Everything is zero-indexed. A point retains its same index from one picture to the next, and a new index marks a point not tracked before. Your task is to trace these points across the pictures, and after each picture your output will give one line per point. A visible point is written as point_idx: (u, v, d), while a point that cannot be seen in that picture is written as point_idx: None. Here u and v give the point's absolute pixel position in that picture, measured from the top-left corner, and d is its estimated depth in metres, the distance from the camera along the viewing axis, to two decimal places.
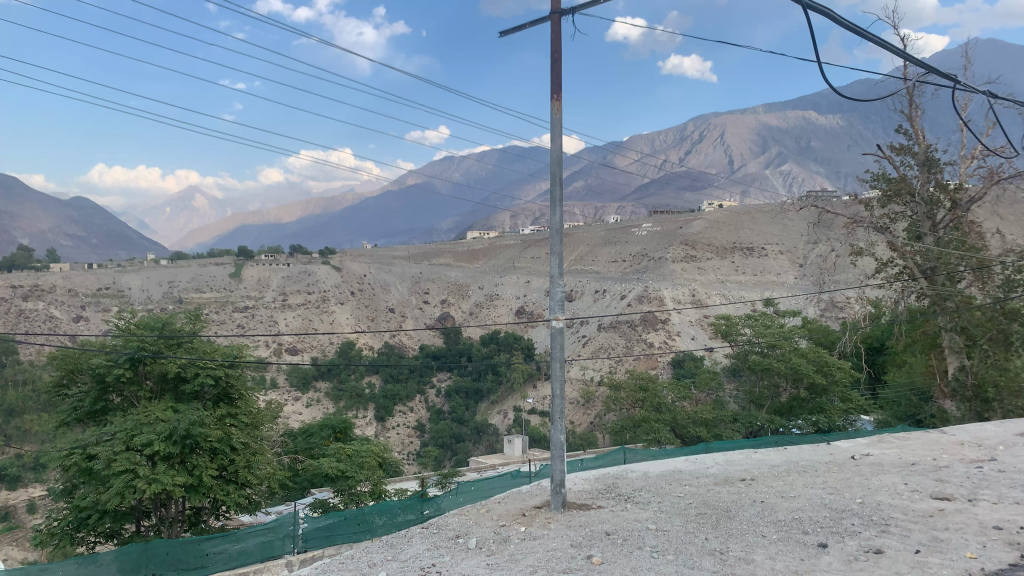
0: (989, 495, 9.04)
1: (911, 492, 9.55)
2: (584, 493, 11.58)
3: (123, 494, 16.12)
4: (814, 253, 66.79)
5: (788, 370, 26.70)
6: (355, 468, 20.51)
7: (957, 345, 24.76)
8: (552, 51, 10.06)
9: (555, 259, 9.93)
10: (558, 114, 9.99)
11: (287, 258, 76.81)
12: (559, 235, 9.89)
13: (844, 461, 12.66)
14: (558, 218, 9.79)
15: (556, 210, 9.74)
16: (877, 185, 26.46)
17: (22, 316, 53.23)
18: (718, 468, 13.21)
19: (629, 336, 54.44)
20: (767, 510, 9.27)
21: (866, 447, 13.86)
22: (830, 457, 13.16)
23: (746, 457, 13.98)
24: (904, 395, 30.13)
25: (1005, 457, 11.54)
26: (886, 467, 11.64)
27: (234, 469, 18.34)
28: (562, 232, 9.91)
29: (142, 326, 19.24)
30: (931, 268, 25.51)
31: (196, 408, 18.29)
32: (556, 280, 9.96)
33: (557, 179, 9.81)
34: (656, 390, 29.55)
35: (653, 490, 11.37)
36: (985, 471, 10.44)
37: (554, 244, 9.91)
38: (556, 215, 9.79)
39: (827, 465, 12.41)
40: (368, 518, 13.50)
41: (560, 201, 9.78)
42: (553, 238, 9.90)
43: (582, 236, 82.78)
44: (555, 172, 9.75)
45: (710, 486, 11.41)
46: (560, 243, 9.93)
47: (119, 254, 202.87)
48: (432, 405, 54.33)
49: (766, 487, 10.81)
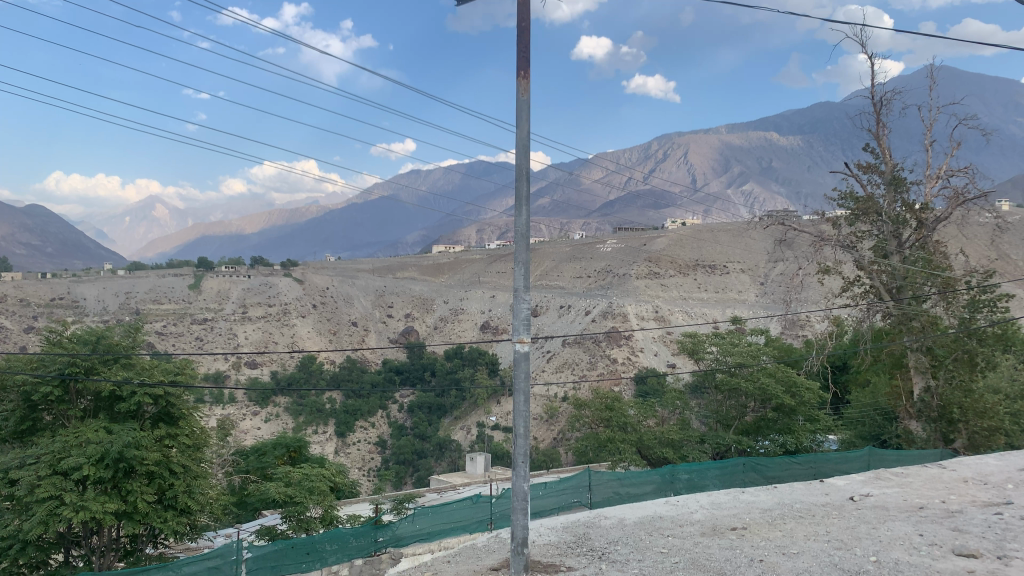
0: (1019, 551, 8.29)
1: (929, 546, 8.78)
2: (551, 548, 10.66)
3: (47, 522, 14.81)
4: (776, 272, 67.00)
5: (756, 391, 26.06)
6: (305, 492, 19.11)
7: (923, 365, 24.26)
8: (520, 22, 9.01)
9: (520, 269, 8.68)
10: (525, 95, 8.59)
11: (247, 269, 75.02)
12: (524, 239, 8.59)
13: (842, 503, 11.92)
14: (523, 221, 8.52)
15: (523, 210, 8.44)
16: (845, 204, 26.01)
17: None
18: (703, 513, 12.35)
19: (594, 352, 53.65)
20: (769, 573, 8.36)
21: (861, 485, 13.17)
22: (826, 498, 12.40)
23: (733, 500, 13.21)
24: (868, 415, 29.81)
25: (1021, 500, 10.84)
26: (889, 512, 10.89)
27: (174, 494, 17.05)
28: (528, 236, 8.70)
29: (76, 338, 17.76)
30: (896, 287, 25.08)
31: (132, 428, 16.88)
32: (522, 294, 8.77)
33: (523, 170, 8.42)
34: (622, 409, 28.65)
35: (631, 543, 10.49)
36: (1005, 519, 9.71)
37: (519, 252, 8.65)
38: (521, 217, 8.53)
39: (823, 509, 11.63)
40: (319, 546, 12.74)
41: (527, 200, 8.50)
42: (516, 242, 8.58)
43: (547, 251, 82.24)
44: (521, 163, 8.39)
45: (696, 538, 10.54)
46: (527, 250, 8.63)
47: (73, 264, 197.87)
48: (394, 420, 52.94)
49: (762, 540, 9.94)
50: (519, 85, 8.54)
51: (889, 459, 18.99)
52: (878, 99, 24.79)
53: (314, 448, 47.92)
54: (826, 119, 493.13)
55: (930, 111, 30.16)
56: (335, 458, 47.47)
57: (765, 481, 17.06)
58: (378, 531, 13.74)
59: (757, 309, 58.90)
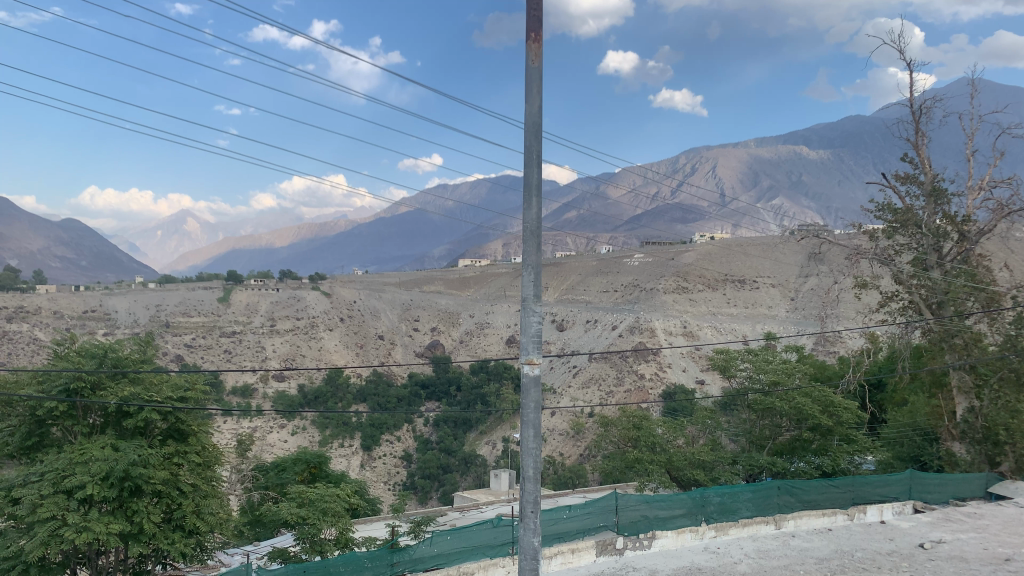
0: None
1: None
2: None
3: (47, 544, 14.05)
4: (807, 288, 65.58)
5: (791, 410, 24.87)
6: (318, 514, 18.18)
7: (966, 384, 23.10)
8: None
9: (528, 275, 6.32)
10: None
11: (276, 282, 75.00)
12: (533, 236, 6.29)
13: (912, 552, 12.11)
14: (532, 214, 6.27)
15: (531, 200, 6.23)
16: (882, 216, 24.79)
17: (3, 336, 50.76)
18: (749, 563, 11.94)
19: (621, 367, 52.54)
20: None
21: (930, 529, 13.41)
22: (891, 545, 12.53)
23: (783, 546, 12.85)
24: (907, 435, 28.21)
25: None
26: (969, 565, 11.23)
27: (181, 514, 16.25)
28: (539, 232, 6.31)
29: (83, 351, 17.11)
30: (936, 303, 23.90)
31: (138, 446, 16.13)
32: (530, 305, 6.29)
33: (532, 152, 6.26)
34: (650, 428, 27.68)
35: None
36: None
37: (523, 254, 6.34)
38: (529, 209, 6.28)
39: (891, 558, 11.81)
40: (332, 569, 12.01)
41: (537, 191, 6.27)
42: (522, 241, 6.28)
43: (574, 265, 81.10)
44: (530, 142, 6.28)
45: None
46: (536, 250, 6.32)
47: (105, 277, 200.79)
48: (419, 435, 52.16)
49: None
50: (526, 49, 6.22)
51: (931, 484, 17.93)
52: (918, 108, 23.75)
53: (339, 463, 47.46)
54: (856, 132, 487.51)
55: (973, 120, 28.79)
56: (360, 473, 46.92)
57: (801, 505, 16.03)
58: (394, 555, 12.85)
59: (789, 326, 57.45)
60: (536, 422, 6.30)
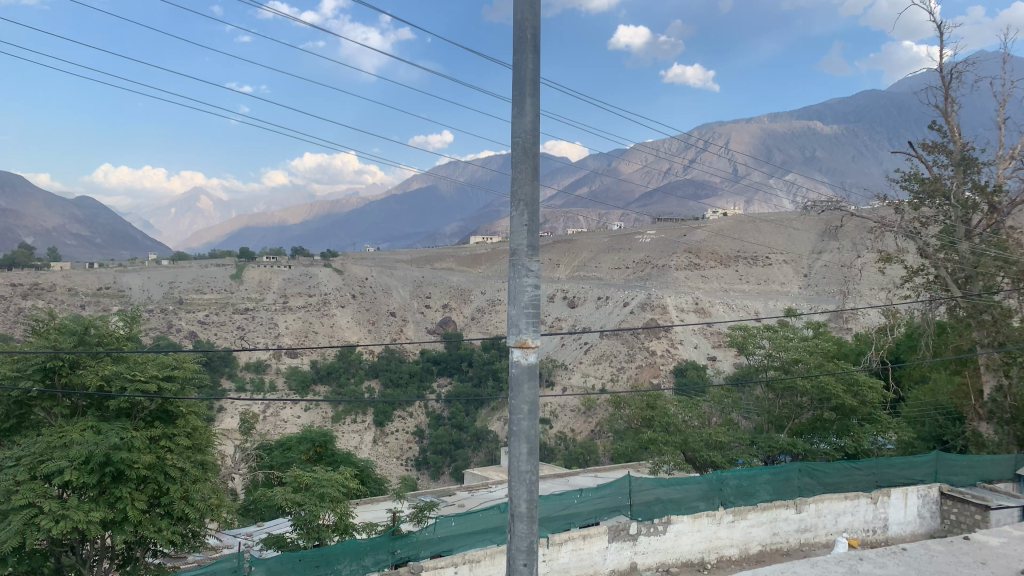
0: None
1: None
2: None
3: (23, 533, 12.98)
4: (821, 263, 64.15)
5: (813, 389, 23.57)
6: (313, 498, 16.84)
7: (993, 362, 21.82)
8: None
9: (518, 215, 5.14)
10: None
11: (288, 258, 73.99)
12: (528, 158, 5.14)
13: None
14: (524, 125, 5.10)
15: (523, 103, 5.07)
16: (909, 186, 23.27)
17: (19, 313, 50.06)
18: None
19: (632, 345, 51.32)
20: None
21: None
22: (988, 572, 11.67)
23: (840, 568, 11.88)
24: (928, 413, 26.39)
25: None
26: None
27: (169, 500, 15.01)
28: (534, 154, 5.13)
29: (62, 328, 16.08)
30: (964, 278, 22.35)
31: (121, 427, 14.95)
32: (522, 261, 5.11)
33: (525, 32, 5.11)
34: (665, 408, 26.13)
35: None
36: None
37: (514, 186, 5.11)
38: (522, 115, 5.11)
39: None
40: (332, 559, 11.05)
41: (531, 88, 5.10)
42: (513, 164, 5.10)
43: (585, 242, 79.61)
44: (523, 22, 5.11)
45: None
46: (530, 179, 5.12)
47: (118, 253, 200.51)
48: (431, 411, 50.52)
49: None
50: None
51: (958, 465, 16.58)
52: (948, 72, 22.15)
53: (350, 439, 46.86)
54: (870, 106, 481.18)
55: (1005, 86, 27.06)
56: (372, 450, 46.33)
57: (822, 488, 14.83)
58: (395, 542, 11.78)
59: (803, 303, 56.29)
60: (530, 431, 5.15)
